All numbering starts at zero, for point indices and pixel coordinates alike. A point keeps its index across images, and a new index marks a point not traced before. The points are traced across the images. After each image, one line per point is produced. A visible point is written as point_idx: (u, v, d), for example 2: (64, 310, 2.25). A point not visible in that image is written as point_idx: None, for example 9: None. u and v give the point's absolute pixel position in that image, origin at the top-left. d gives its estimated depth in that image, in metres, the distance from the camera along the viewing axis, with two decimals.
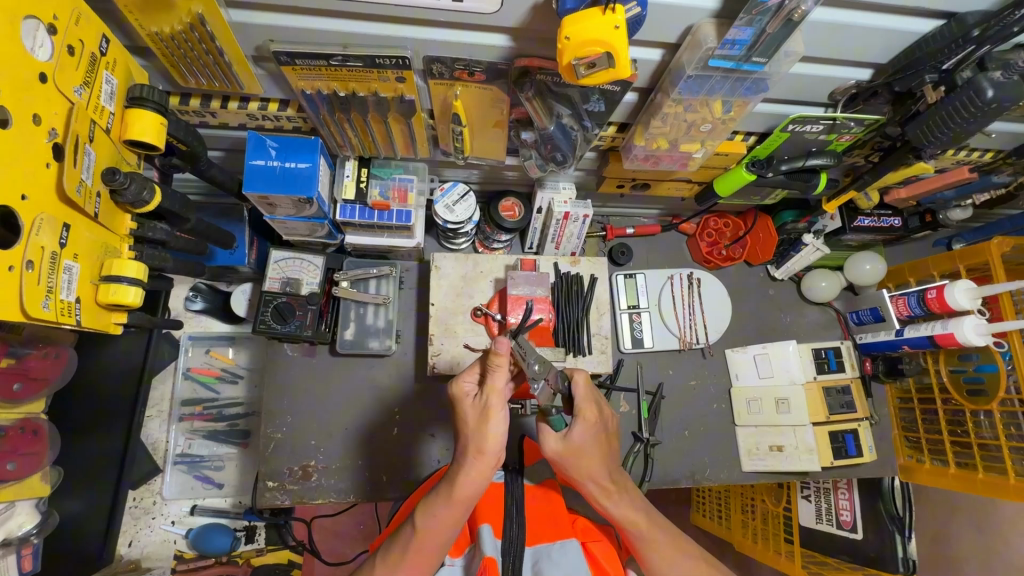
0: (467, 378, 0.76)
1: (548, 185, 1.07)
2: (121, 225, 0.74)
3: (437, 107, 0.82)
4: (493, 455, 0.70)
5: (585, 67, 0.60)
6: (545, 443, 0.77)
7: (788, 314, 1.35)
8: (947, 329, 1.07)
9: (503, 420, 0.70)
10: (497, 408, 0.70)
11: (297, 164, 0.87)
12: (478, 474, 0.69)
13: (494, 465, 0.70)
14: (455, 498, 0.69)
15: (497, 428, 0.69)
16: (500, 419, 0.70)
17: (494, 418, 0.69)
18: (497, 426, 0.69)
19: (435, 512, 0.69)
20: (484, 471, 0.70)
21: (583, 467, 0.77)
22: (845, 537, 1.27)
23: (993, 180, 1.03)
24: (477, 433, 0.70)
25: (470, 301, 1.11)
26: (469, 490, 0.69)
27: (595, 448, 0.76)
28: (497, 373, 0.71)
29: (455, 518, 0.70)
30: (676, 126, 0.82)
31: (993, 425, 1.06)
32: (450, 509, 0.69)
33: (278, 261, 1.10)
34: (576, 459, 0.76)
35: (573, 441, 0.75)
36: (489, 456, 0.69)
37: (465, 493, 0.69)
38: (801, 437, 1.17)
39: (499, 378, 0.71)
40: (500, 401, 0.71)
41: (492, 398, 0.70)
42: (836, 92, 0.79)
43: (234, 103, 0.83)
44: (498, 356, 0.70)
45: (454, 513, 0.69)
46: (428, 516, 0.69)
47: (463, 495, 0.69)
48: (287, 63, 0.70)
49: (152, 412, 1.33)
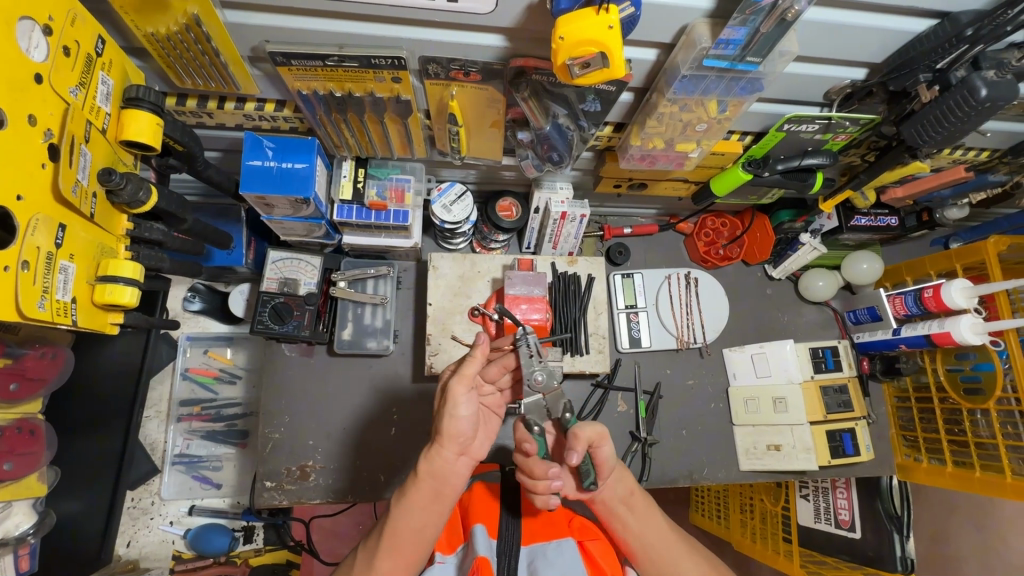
0: (449, 368, 0.78)
1: (546, 185, 1.07)
2: (118, 225, 0.74)
3: (434, 107, 0.82)
4: (453, 438, 0.68)
5: (580, 67, 0.61)
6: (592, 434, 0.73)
7: (786, 314, 1.35)
8: (944, 328, 1.07)
9: (465, 403, 0.69)
10: (459, 391, 0.68)
11: (294, 164, 0.88)
12: (439, 457, 0.69)
13: (456, 449, 0.69)
14: (420, 480, 0.69)
15: (456, 411, 0.68)
16: (461, 402, 0.68)
17: (452, 401, 0.68)
18: (458, 409, 0.68)
19: (405, 495, 0.69)
20: (446, 455, 0.69)
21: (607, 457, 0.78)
22: (843, 536, 1.27)
23: (989, 178, 1.04)
24: (438, 415, 0.70)
25: (468, 301, 1.11)
26: (431, 472, 0.69)
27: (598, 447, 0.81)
28: (470, 363, 0.70)
29: (425, 504, 0.69)
30: (671, 126, 0.82)
31: (990, 424, 1.06)
32: (417, 492, 0.69)
33: (276, 261, 1.10)
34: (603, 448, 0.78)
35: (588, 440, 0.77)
36: (448, 438, 0.68)
37: (430, 476, 0.69)
38: (799, 436, 1.18)
39: (472, 366, 0.69)
40: (465, 386, 0.68)
41: (456, 382, 0.68)
42: (831, 91, 0.79)
43: (230, 103, 0.83)
44: (475, 347, 0.69)
45: (422, 498, 0.69)
46: (399, 503, 0.70)
47: (428, 478, 0.69)
48: (282, 63, 0.70)
49: (151, 413, 1.34)
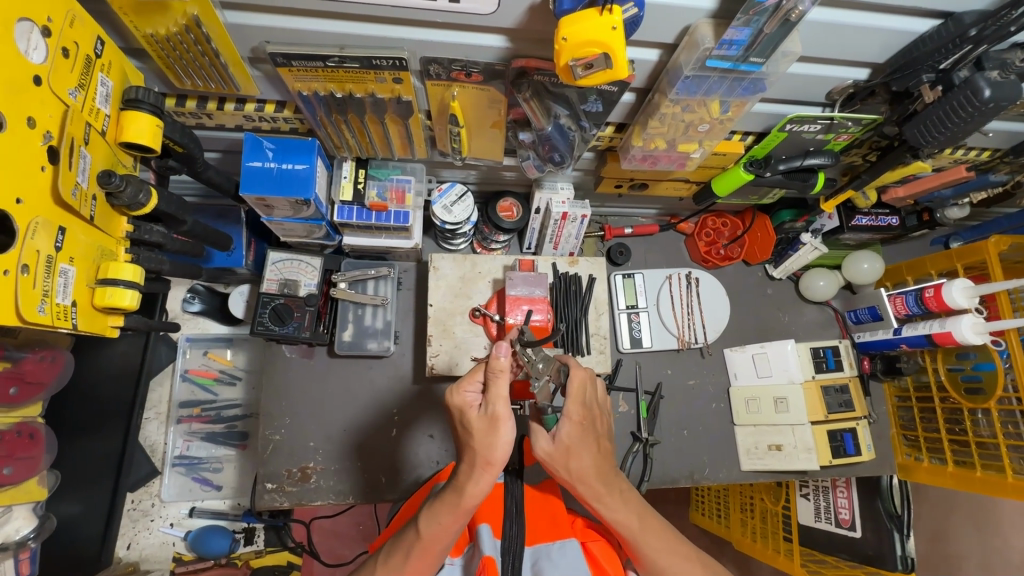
0: (469, 388, 0.72)
1: (546, 185, 1.07)
2: (117, 228, 0.73)
3: (435, 107, 0.81)
4: (502, 463, 0.68)
5: (582, 68, 0.61)
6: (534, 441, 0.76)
7: (787, 314, 1.35)
8: (945, 328, 1.07)
9: (512, 428, 0.68)
10: (506, 416, 0.68)
11: (294, 165, 0.87)
12: (486, 484, 0.68)
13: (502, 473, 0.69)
14: (462, 507, 0.68)
15: (507, 437, 0.67)
16: (509, 427, 0.68)
17: (504, 428, 0.67)
18: (507, 436, 0.68)
19: (441, 519, 0.68)
20: (492, 480, 0.69)
21: (574, 469, 0.74)
22: (844, 535, 1.27)
23: (991, 179, 1.03)
24: (485, 443, 0.68)
25: (469, 301, 1.11)
26: (476, 499, 0.68)
27: (586, 451, 0.73)
28: (501, 381, 0.69)
29: (460, 524, 0.69)
30: (673, 126, 0.81)
31: (991, 424, 1.06)
32: (457, 515, 0.68)
33: (276, 262, 1.10)
34: (563, 460, 0.74)
35: (561, 442, 0.73)
36: (498, 465, 0.68)
37: (472, 501, 0.68)
38: (800, 436, 1.17)
39: (504, 385, 0.69)
40: (508, 409, 0.68)
41: (501, 407, 0.68)
42: (834, 91, 0.78)
43: (230, 104, 0.82)
44: (501, 363, 0.68)
45: (459, 520, 0.68)
46: (432, 522, 0.69)
47: (470, 504, 0.68)
48: (283, 64, 0.70)
49: (150, 414, 1.33)
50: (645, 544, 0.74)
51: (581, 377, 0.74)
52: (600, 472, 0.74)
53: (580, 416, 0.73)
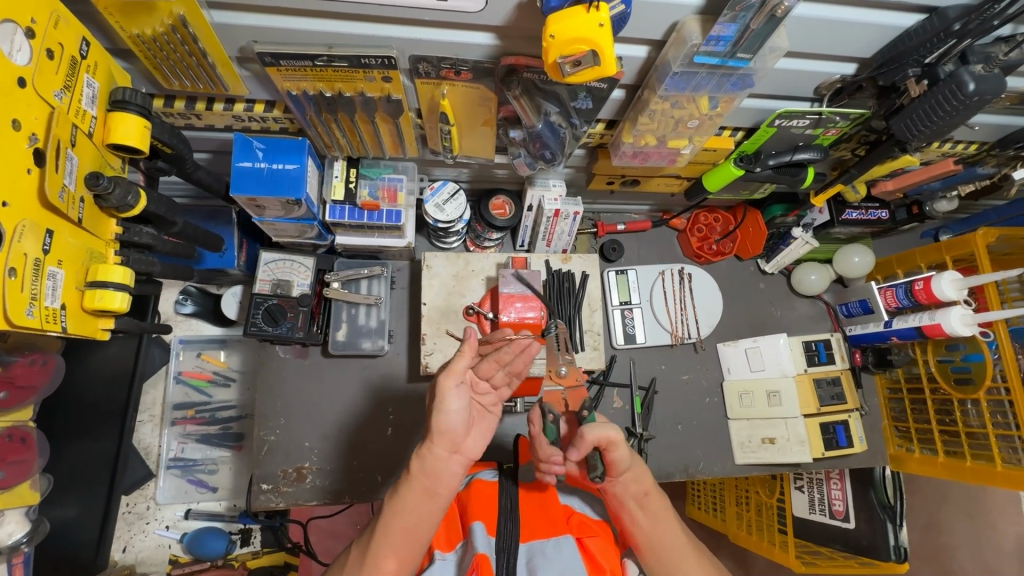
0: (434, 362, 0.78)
1: (539, 183, 1.07)
2: (107, 230, 0.73)
3: (425, 105, 0.81)
4: (443, 434, 0.70)
5: (571, 65, 0.61)
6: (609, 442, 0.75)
7: (779, 308, 1.36)
8: (935, 320, 1.08)
9: (456, 399, 0.70)
10: (448, 387, 0.70)
11: (285, 165, 0.87)
12: (428, 454, 0.70)
13: (447, 447, 0.71)
14: (412, 478, 0.70)
15: (447, 406, 0.70)
16: (453, 398, 0.70)
17: (443, 397, 0.70)
18: (448, 404, 0.70)
19: (396, 494, 0.70)
20: (438, 453, 0.70)
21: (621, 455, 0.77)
22: (837, 526, 1.29)
23: (979, 171, 1.02)
24: (430, 412, 0.71)
25: (463, 299, 1.11)
26: (422, 468, 0.70)
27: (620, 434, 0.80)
28: (458, 358, 0.72)
29: (417, 503, 0.70)
30: (663, 122, 0.82)
31: (980, 414, 1.07)
32: (408, 489, 0.70)
33: (268, 263, 1.10)
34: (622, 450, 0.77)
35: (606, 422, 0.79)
36: (439, 435, 0.70)
37: (421, 475, 0.70)
38: (793, 429, 1.18)
39: (457, 359, 0.71)
40: (454, 382, 0.70)
41: (444, 377, 0.70)
42: (821, 86, 0.79)
43: (219, 104, 0.82)
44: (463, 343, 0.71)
45: (414, 498, 0.70)
46: (392, 501, 0.70)
47: (419, 478, 0.70)
48: (271, 64, 0.70)
49: (144, 417, 1.33)
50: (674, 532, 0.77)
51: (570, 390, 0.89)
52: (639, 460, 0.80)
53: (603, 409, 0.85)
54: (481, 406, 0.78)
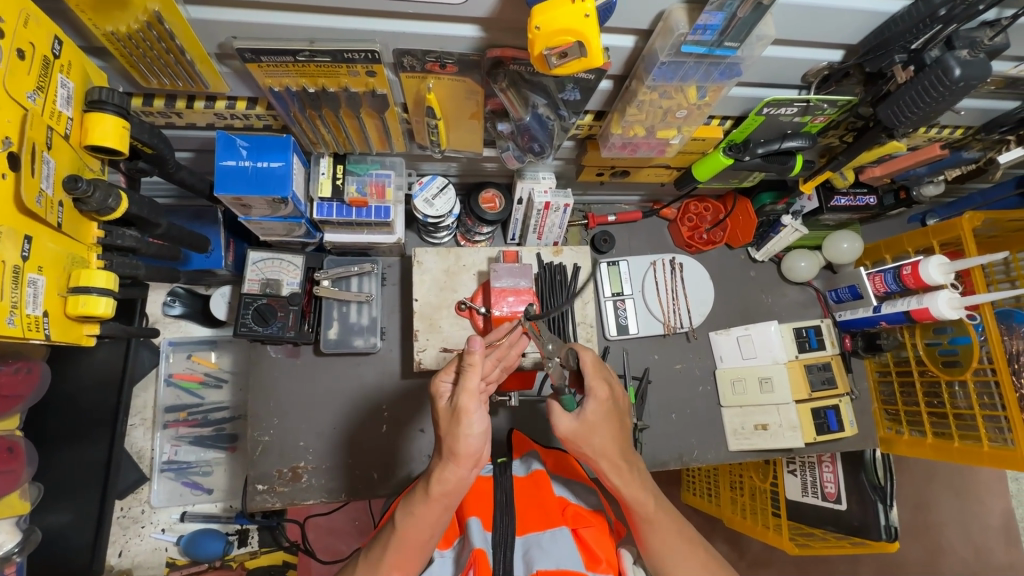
0: (444, 378, 0.73)
1: (528, 175, 1.06)
2: (88, 234, 0.71)
3: (411, 99, 0.80)
4: (468, 456, 0.67)
5: (557, 57, 0.60)
6: (556, 424, 0.77)
7: (770, 296, 1.37)
8: (922, 304, 1.09)
9: (477, 420, 0.66)
10: (469, 408, 0.66)
11: (270, 163, 0.86)
12: (451, 474, 0.67)
13: (471, 466, 0.68)
14: (431, 498, 0.68)
15: (470, 429, 0.66)
16: (474, 419, 0.66)
17: (464, 419, 0.66)
18: (471, 427, 0.66)
19: (414, 512, 0.69)
20: (461, 473, 0.67)
21: (596, 446, 0.76)
22: (830, 508, 1.31)
23: (964, 156, 1.04)
24: (449, 434, 0.67)
25: (455, 294, 1.11)
26: (444, 488, 0.68)
27: (607, 427, 0.76)
28: (470, 374, 0.67)
29: (434, 518, 0.69)
30: (652, 113, 0.81)
31: (967, 396, 1.09)
32: (428, 508, 0.68)
33: (256, 262, 1.08)
34: (587, 438, 0.76)
35: (586, 417, 0.75)
36: (464, 458, 0.67)
37: (440, 493, 0.68)
38: (785, 415, 1.20)
39: (472, 377, 0.67)
40: (474, 401, 0.66)
41: (464, 398, 0.66)
42: (809, 74, 0.79)
43: (200, 102, 0.80)
44: (470, 355, 0.67)
45: (432, 513, 0.69)
46: (408, 516, 0.69)
47: (439, 497, 0.68)
48: (252, 60, 0.68)
49: (136, 421, 1.31)
50: (659, 519, 0.77)
51: (591, 359, 0.77)
52: (620, 447, 0.77)
53: (604, 397, 0.76)
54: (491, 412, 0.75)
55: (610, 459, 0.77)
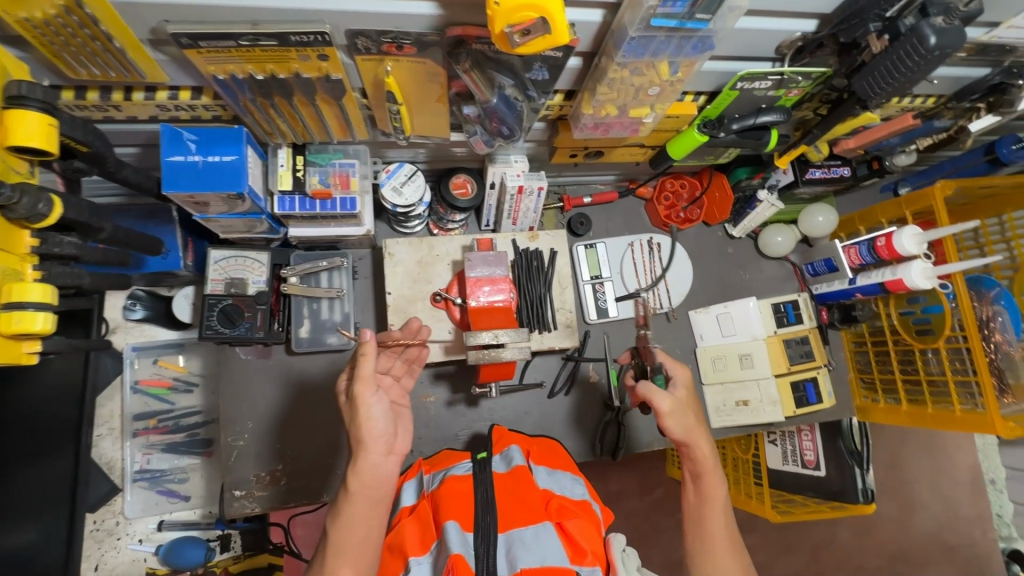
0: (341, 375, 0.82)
1: (500, 159, 1.03)
2: (20, 243, 0.66)
3: (369, 84, 0.75)
4: (376, 439, 0.74)
5: (520, 35, 0.56)
6: (656, 403, 0.88)
7: (748, 272, 1.36)
8: (897, 275, 1.10)
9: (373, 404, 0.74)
10: (364, 394, 0.74)
11: (222, 157, 0.81)
12: (367, 464, 0.74)
13: (383, 449, 0.75)
14: (354, 494, 0.73)
15: (369, 413, 0.74)
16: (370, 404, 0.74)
17: (362, 405, 0.74)
18: (370, 411, 0.74)
19: (341, 513, 0.73)
20: (374, 460, 0.74)
21: (685, 424, 0.89)
22: (810, 475, 1.35)
23: (936, 124, 1.02)
24: (354, 423, 0.75)
25: (430, 285, 1.08)
26: (362, 479, 0.74)
27: (695, 409, 0.91)
28: (364, 363, 0.75)
29: (365, 515, 0.74)
30: (623, 91, 0.78)
31: (940, 362, 1.10)
32: (353, 505, 0.73)
33: (218, 261, 1.03)
34: (683, 414, 0.89)
35: (678, 396, 0.90)
36: (370, 442, 0.74)
37: (361, 486, 0.74)
38: (765, 390, 1.21)
39: (367, 366, 0.74)
40: (368, 387, 0.74)
41: (359, 386, 0.74)
42: (783, 45, 0.76)
43: (138, 93, 0.73)
44: (362, 346, 0.74)
45: (359, 510, 0.73)
46: (336, 522, 0.73)
47: (360, 489, 0.74)
48: (189, 46, 0.63)
49: (103, 431, 1.26)
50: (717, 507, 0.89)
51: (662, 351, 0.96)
52: (703, 427, 0.91)
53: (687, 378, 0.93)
54: (398, 403, 0.85)
55: (698, 439, 0.89)
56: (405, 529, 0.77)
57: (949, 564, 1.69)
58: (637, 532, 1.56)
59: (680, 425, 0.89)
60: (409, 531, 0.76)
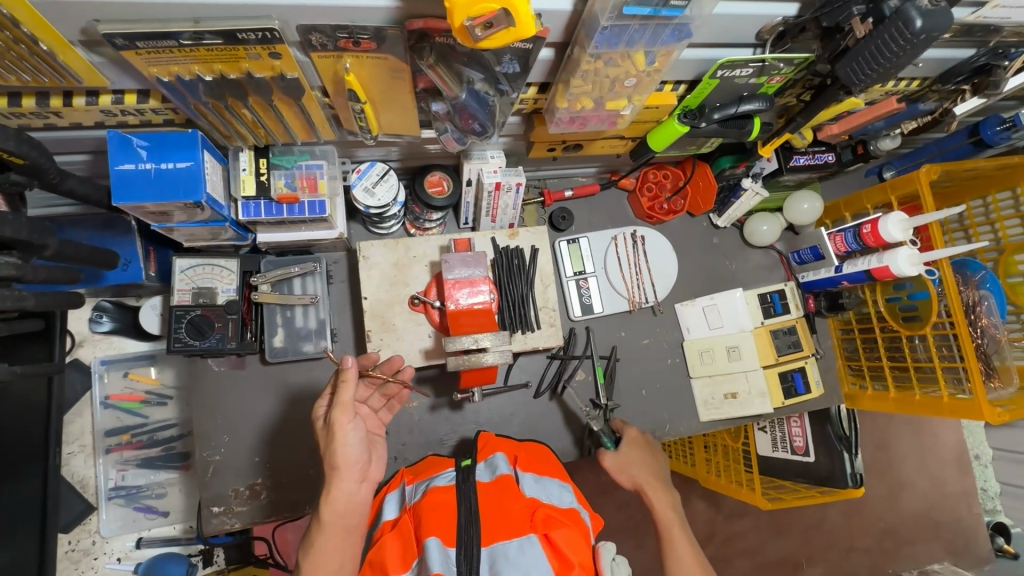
0: (321, 402, 0.84)
1: (475, 155, 0.99)
2: None
3: (329, 81, 0.71)
4: (351, 467, 0.77)
5: (481, 28, 0.53)
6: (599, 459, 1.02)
7: (733, 262, 1.34)
8: (883, 262, 1.08)
9: (350, 430, 0.76)
10: (342, 420, 0.76)
11: (176, 163, 0.76)
12: (341, 492, 0.77)
13: (356, 477, 0.78)
14: (328, 523, 0.76)
15: (346, 439, 0.76)
16: (346, 431, 0.76)
17: (340, 431, 0.75)
18: (347, 438, 0.76)
19: (315, 543, 0.76)
20: (348, 488, 0.77)
21: (633, 475, 1.00)
22: (799, 461, 1.33)
23: (920, 107, 1.02)
24: (329, 448, 0.77)
25: (407, 289, 1.04)
26: (336, 510, 0.76)
27: (641, 458, 1.01)
28: (345, 389, 0.76)
29: (338, 543, 0.76)
30: (598, 83, 0.74)
31: (927, 348, 1.09)
32: (326, 535, 0.76)
33: (183, 270, 0.98)
34: (627, 467, 1.01)
35: (621, 452, 1.02)
36: (344, 470, 0.77)
37: (335, 516, 0.76)
38: (753, 381, 1.20)
39: (348, 392, 0.76)
40: (346, 414, 0.76)
41: (338, 412, 0.75)
42: (763, 31, 0.73)
43: (79, 98, 0.68)
44: (344, 372, 0.75)
45: (333, 539, 0.76)
46: (310, 552, 0.76)
47: (335, 519, 0.76)
48: (125, 47, 0.58)
49: (74, 449, 1.22)
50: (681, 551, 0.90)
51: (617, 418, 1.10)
52: (654, 475, 1.00)
53: (633, 436, 1.05)
54: (372, 432, 0.89)
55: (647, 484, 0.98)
56: (386, 545, 0.74)
57: (937, 541, 1.71)
58: (628, 524, 1.55)
59: (626, 477, 1.00)
60: (390, 546, 0.74)
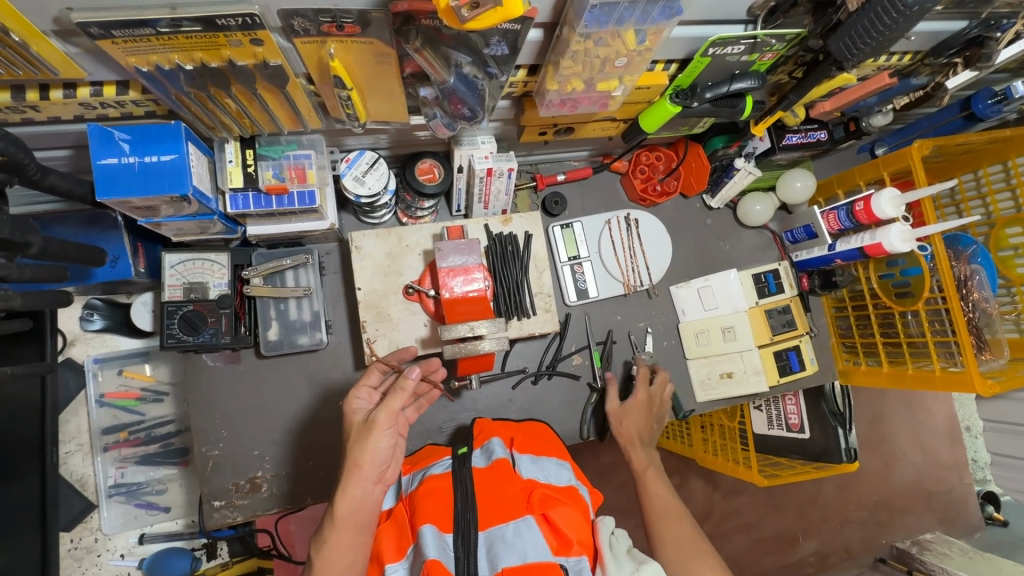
0: (358, 396, 0.85)
1: (465, 141, 0.97)
2: None
3: (313, 68, 0.69)
4: (371, 465, 0.77)
5: (467, 9, 0.52)
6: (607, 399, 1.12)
7: (727, 242, 1.34)
8: (875, 239, 1.08)
9: (385, 436, 0.78)
10: (382, 424, 0.77)
11: (159, 156, 0.75)
12: (357, 488, 0.77)
13: (374, 477, 0.78)
14: (340, 520, 0.76)
15: (379, 441, 0.77)
16: (381, 435, 0.77)
17: (376, 432, 0.77)
18: (379, 441, 0.77)
19: (326, 541, 0.76)
20: (364, 488, 0.77)
21: (624, 428, 1.08)
22: (794, 438, 1.34)
23: (912, 83, 1.01)
24: (357, 447, 0.77)
25: (401, 278, 1.03)
26: (350, 506, 0.76)
27: (634, 419, 1.09)
28: (395, 397, 0.78)
29: (348, 542, 0.75)
30: (589, 64, 0.73)
31: (919, 323, 1.10)
32: (338, 532, 0.75)
33: (175, 265, 0.97)
34: (626, 417, 1.09)
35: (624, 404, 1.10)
36: (366, 468, 0.77)
37: (347, 513, 0.76)
38: (749, 361, 1.20)
39: (397, 401, 0.78)
40: (388, 420, 0.78)
41: (383, 416, 0.77)
42: (755, 6, 0.71)
43: (56, 91, 0.66)
44: (404, 381, 0.78)
45: (344, 537, 0.76)
46: (321, 550, 0.76)
47: (347, 517, 0.76)
48: (101, 36, 0.56)
49: (72, 448, 1.22)
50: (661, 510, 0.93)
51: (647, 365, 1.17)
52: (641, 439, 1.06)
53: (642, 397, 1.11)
54: None
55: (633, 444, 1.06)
56: (382, 536, 0.78)
57: (929, 511, 1.74)
58: (628, 505, 1.57)
59: (618, 428, 1.08)
60: (386, 537, 0.77)
